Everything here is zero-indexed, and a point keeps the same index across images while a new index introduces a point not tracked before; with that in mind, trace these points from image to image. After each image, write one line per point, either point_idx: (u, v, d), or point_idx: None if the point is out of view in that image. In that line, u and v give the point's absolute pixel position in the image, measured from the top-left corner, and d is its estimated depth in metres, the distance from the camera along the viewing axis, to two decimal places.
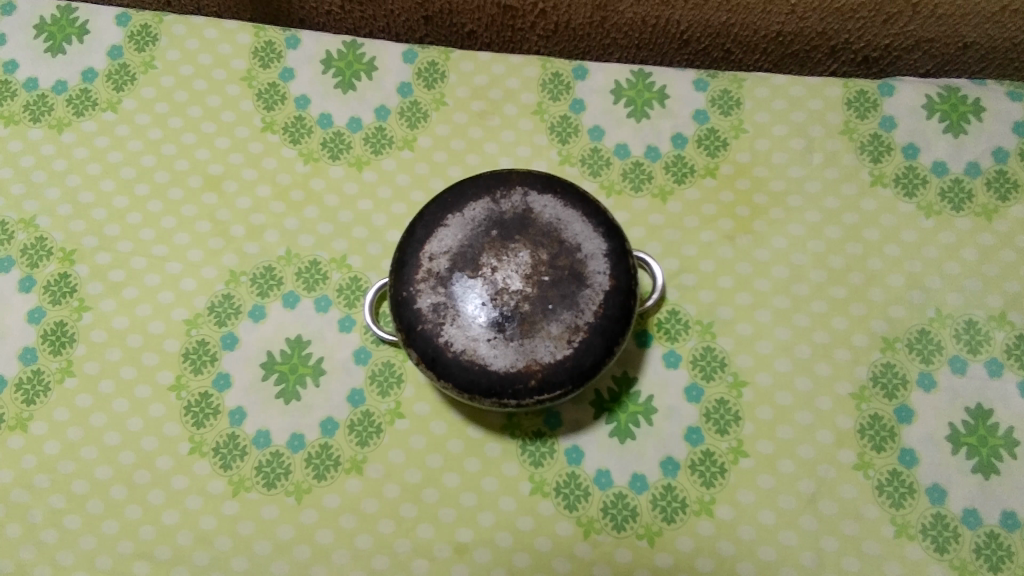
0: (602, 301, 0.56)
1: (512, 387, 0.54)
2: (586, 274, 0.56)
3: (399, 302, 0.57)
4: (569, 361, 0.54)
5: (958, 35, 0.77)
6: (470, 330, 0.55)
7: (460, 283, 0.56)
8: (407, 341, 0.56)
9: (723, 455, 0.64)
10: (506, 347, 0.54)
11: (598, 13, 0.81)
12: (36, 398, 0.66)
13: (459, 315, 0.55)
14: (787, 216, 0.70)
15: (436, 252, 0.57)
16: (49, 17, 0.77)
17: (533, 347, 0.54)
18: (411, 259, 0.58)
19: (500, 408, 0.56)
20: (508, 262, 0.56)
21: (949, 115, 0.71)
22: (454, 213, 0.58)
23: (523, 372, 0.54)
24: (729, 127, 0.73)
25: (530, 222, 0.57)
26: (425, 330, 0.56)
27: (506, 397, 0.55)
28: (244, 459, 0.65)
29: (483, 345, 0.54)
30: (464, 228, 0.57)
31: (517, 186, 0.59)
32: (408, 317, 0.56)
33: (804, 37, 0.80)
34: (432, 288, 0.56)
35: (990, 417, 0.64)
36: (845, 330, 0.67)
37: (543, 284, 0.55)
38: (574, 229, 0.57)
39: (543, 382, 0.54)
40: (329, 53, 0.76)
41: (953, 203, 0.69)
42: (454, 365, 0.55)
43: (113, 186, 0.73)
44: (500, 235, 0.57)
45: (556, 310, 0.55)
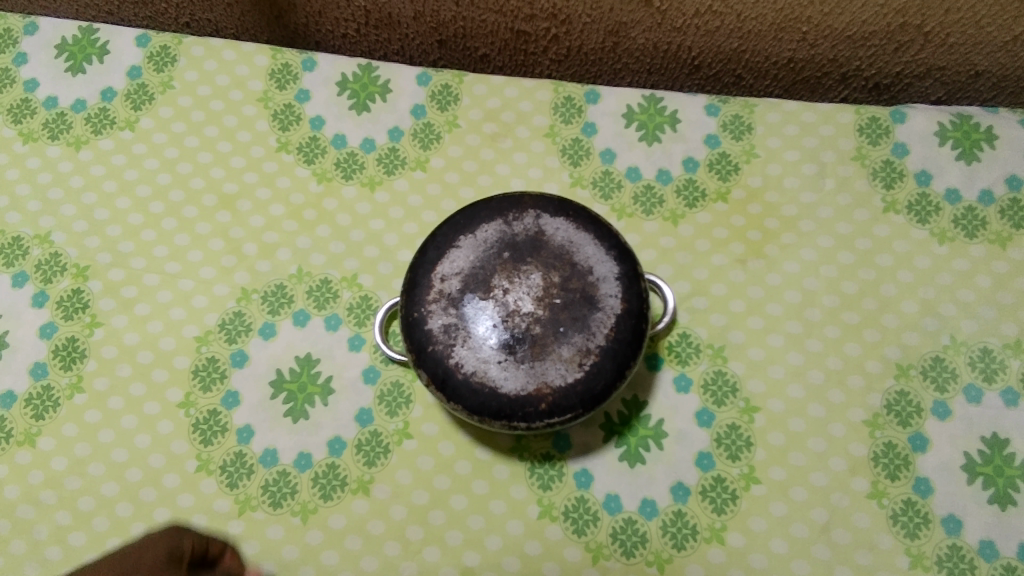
0: (613, 325, 0.55)
1: (523, 409, 0.54)
2: (598, 297, 0.56)
3: (410, 322, 0.57)
4: (581, 384, 0.54)
5: (970, 63, 0.77)
6: (480, 352, 0.54)
7: (471, 304, 0.56)
8: (417, 362, 0.56)
9: (735, 481, 0.63)
10: (517, 369, 0.54)
11: (610, 39, 0.81)
12: (45, 413, 0.66)
13: (470, 337, 0.55)
14: (799, 241, 0.70)
15: (448, 273, 0.57)
16: (71, 37, 0.78)
17: (544, 370, 0.54)
18: (423, 280, 0.58)
19: (509, 431, 0.55)
20: (520, 284, 0.56)
21: (962, 142, 0.71)
22: (466, 235, 0.58)
23: (533, 395, 0.54)
24: (741, 152, 0.73)
25: (542, 244, 0.57)
26: (436, 351, 0.55)
27: (516, 420, 0.54)
28: (251, 478, 0.64)
29: (493, 367, 0.54)
30: (476, 250, 0.57)
31: (530, 208, 0.59)
32: (419, 338, 0.56)
33: (815, 64, 0.80)
34: (444, 309, 0.56)
35: (1007, 447, 0.63)
36: (858, 356, 0.66)
37: (555, 307, 0.55)
38: (586, 252, 0.57)
39: (553, 406, 0.54)
40: (344, 75, 0.77)
41: (967, 230, 0.69)
42: (463, 386, 0.55)
43: (128, 204, 0.74)
44: (511, 257, 0.57)
45: (567, 332, 0.55)
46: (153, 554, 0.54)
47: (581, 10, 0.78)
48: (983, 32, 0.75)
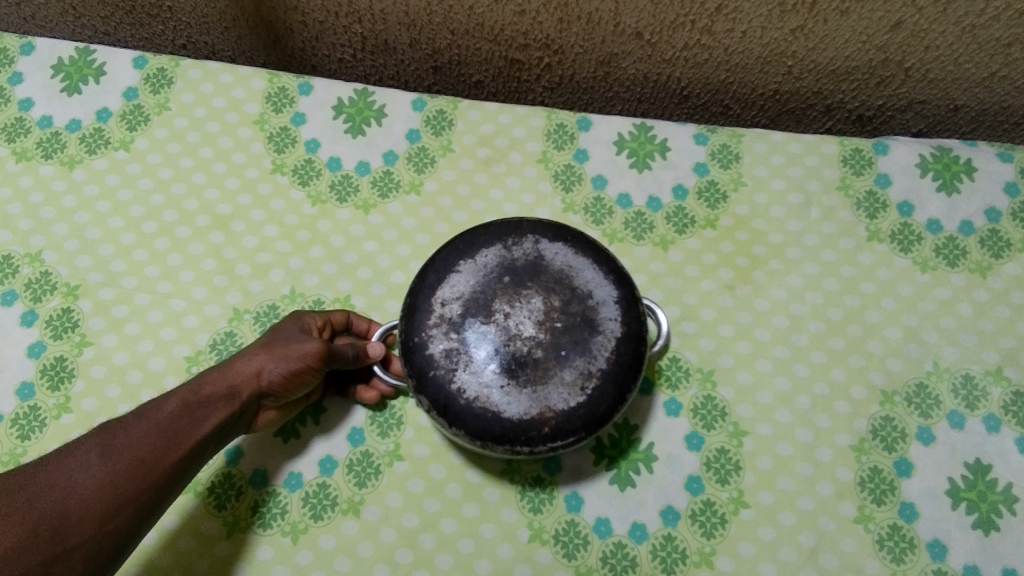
0: (614, 347, 0.56)
1: (526, 434, 0.54)
2: (598, 321, 0.57)
3: (410, 346, 0.57)
4: (584, 407, 0.55)
5: (949, 98, 0.80)
6: (483, 376, 0.55)
7: (472, 328, 0.56)
8: (418, 386, 0.57)
9: (724, 505, 0.64)
10: (519, 394, 0.54)
11: (602, 68, 0.83)
12: (31, 433, 0.66)
13: (471, 361, 0.55)
14: (786, 267, 0.72)
15: (448, 298, 0.58)
16: (67, 58, 0.79)
17: (547, 395, 0.54)
18: (424, 303, 0.58)
19: (511, 455, 0.56)
20: (520, 307, 0.56)
21: (942, 174, 0.73)
22: (465, 260, 0.59)
23: (536, 420, 0.54)
24: (729, 180, 0.75)
25: (542, 268, 0.58)
26: (438, 376, 0.56)
27: (519, 444, 0.55)
28: (239, 499, 0.64)
29: (495, 392, 0.54)
30: (476, 274, 0.58)
31: (528, 234, 0.60)
32: (420, 362, 0.57)
33: (800, 96, 0.83)
34: (444, 334, 0.56)
35: (989, 473, 0.64)
36: (844, 381, 0.68)
37: (556, 331, 0.55)
38: (585, 276, 0.58)
39: (556, 429, 0.54)
40: (340, 100, 0.78)
41: (948, 260, 0.71)
42: (466, 411, 0.55)
43: (121, 224, 0.74)
44: (512, 280, 0.57)
45: (568, 355, 0.55)
46: (286, 328, 0.63)
47: (574, 41, 0.80)
48: (961, 69, 0.77)
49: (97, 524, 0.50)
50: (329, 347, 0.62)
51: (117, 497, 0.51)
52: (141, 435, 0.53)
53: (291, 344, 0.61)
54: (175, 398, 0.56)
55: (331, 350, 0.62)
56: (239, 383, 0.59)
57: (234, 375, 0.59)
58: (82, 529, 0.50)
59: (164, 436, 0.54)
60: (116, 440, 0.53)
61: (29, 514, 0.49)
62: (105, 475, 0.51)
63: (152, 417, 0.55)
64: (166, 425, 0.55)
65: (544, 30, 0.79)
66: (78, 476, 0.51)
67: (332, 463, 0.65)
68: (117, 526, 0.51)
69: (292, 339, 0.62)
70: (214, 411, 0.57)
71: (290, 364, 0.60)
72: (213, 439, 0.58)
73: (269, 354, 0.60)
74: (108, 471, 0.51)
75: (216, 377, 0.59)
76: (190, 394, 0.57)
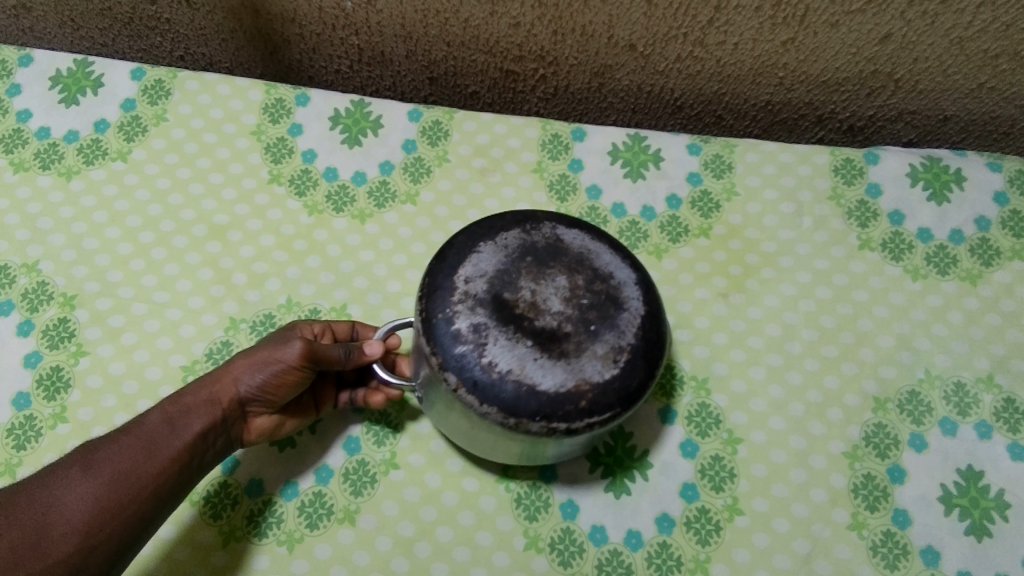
0: (641, 323, 0.53)
1: (563, 408, 0.50)
2: (626, 297, 0.54)
3: (431, 325, 0.52)
4: (619, 381, 0.51)
5: (939, 108, 0.81)
6: (516, 349, 0.50)
7: (500, 304, 0.52)
8: (442, 364, 0.51)
9: (719, 512, 0.64)
10: (555, 366, 0.50)
11: (596, 79, 0.84)
12: (27, 443, 0.66)
13: (502, 334, 0.51)
14: (779, 276, 0.72)
15: (471, 275, 0.53)
16: (65, 70, 0.79)
17: (583, 367, 0.50)
18: (445, 282, 0.54)
19: (545, 435, 0.51)
20: (548, 283, 0.53)
21: (933, 183, 0.74)
22: (485, 241, 0.55)
23: (574, 393, 0.50)
24: (722, 190, 0.76)
25: (563, 248, 0.55)
26: (465, 351, 0.51)
27: (557, 421, 0.50)
28: (235, 509, 0.64)
29: (530, 364, 0.50)
30: (499, 253, 0.54)
31: (545, 220, 0.57)
32: (444, 339, 0.51)
33: (792, 107, 0.84)
34: (470, 309, 0.52)
35: (982, 479, 0.64)
36: (837, 389, 0.68)
37: (583, 306, 0.52)
38: (607, 257, 0.56)
39: (594, 403, 0.50)
40: (337, 111, 0.79)
41: (939, 268, 0.72)
42: (498, 387, 0.50)
43: (118, 234, 0.75)
44: (536, 259, 0.54)
45: (599, 329, 0.52)
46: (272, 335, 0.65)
47: (568, 53, 0.81)
48: (950, 79, 0.78)
49: (78, 538, 0.53)
50: (311, 346, 0.62)
51: (100, 508, 0.54)
52: (121, 449, 0.56)
53: (273, 348, 0.62)
54: (158, 411, 0.59)
55: (314, 349, 0.62)
56: (222, 391, 0.61)
57: (215, 383, 0.61)
58: (69, 540, 0.52)
59: (145, 448, 0.56)
60: (97, 455, 0.56)
61: (14, 531, 0.52)
62: (88, 488, 0.54)
63: (134, 431, 0.57)
64: (147, 438, 0.57)
65: (539, 42, 0.80)
66: (63, 491, 0.54)
67: (329, 472, 0.65)
68: (100, 538, 0.53)
69: (274, 342, 0.63)
70: (197, 419, 0.59)
71: (271, 365, 0.61)
72: (203, 447, 0.59)
73: (250, 359, 0.62)
74: (89, 486, 0.54)
75: (198, 387, 0.61)
76: (172, 406, 0.59)
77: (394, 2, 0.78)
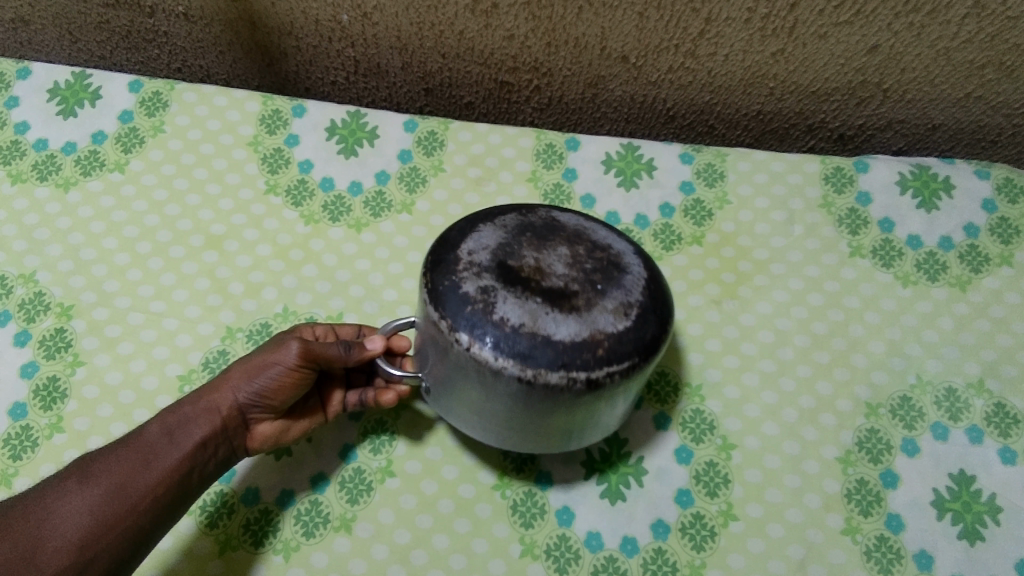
0: (645, 284, 0.54)
1: (581, 357, 0.49)
2: (628, 261, 0.54)
3: (438, 293, 0.52)
4: (633, 332, 0.51)
5: (928, 117, 0.82)
6: (526, 305, 0.50)
7: (506, 269, 0.52)
8: (453, 325, 0.51)
9: (714, 518, 0.64)
10: (568, 317, 0.49)
11: (590, 90, 0.84)
12: (23, 453, 0.66)
13: (511, 293, 0.50)
14: (771, 282, 0.73)
15: (474, 248, 0.54)
16: (64, 82, 0.80)
17: (596, 318, 0.50)
18: (447, 257, 0.54)
19: (565, 388, 0.49)
20: (550, 251, 0.53)
21: (921, 192, 0.75)
22: (484, 223, 0.56)
23: (589, 342, 0.49)
24: (714, 198, 0.77)
25: (560, 225, 0.56)
26: (475, 311, 0.50)
27: (576, 370, 0.49)
28: (232, 518, 0.64)
29: (543, 316, 0.49)
30: (499, 230, 0.55)
31: (540, 207, 0.59)
32: (453, 303, 0.51)
33: (783, 116, 0.84)
34: (477, 275, 0.52)
35: (973, 483, 0.65)
36: (830, 395, 0.69)
37: (588, 269, 0.52)
38: (604, 232, 0.57)
39: (610, 351, 0.49)
40: (333, 122, 0.80)
41: (929, 274, 0.73)
42: (512, 341, 0.49)
43: (116, 244, 0.75)
44: (536, 233, 0.55)
45: (606, 288, 0.51)
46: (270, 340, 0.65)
47: (562, 64, 0.82)
48: (938, 89, 0.79)
49: (74, 551, 0.53)
50: (308, 347, 0.62)
51: (94, 523, 0.54)
52: (118, 460, 0.57)
53: (269, 351, 0.62)
54: (156, 422, 0.59)
55: (311, 349, 0.62)
56: (220, 398, 0.61)
57: (213, 392, 0.61)
58: (61, 556, 0.53)
59: (143, 459, 0.57)
60: (95, 468, 0.56)
61: (8, 545, 0.52)
62: (86, 501, 0.55)
63: (131, 442, 0.58)
64: (144, 448, 0.58)
65: (533, 54, 0.81)
66: (60, 504, 0.54)
67: (325, 480, 0.66)
68: (96, 551, 0.54)
69: (271, 346, 0.63)
70: (196, 427, 0.59)
71: (270, 367, 0.62)
72: (203, 455, 0.59)
73: (246, 365, 0.62)
74: (85, 499, 0.55)
75: (196, 396, 0.61)
76: (170, 415, 0.60)
77: (390, 14, 0.79)
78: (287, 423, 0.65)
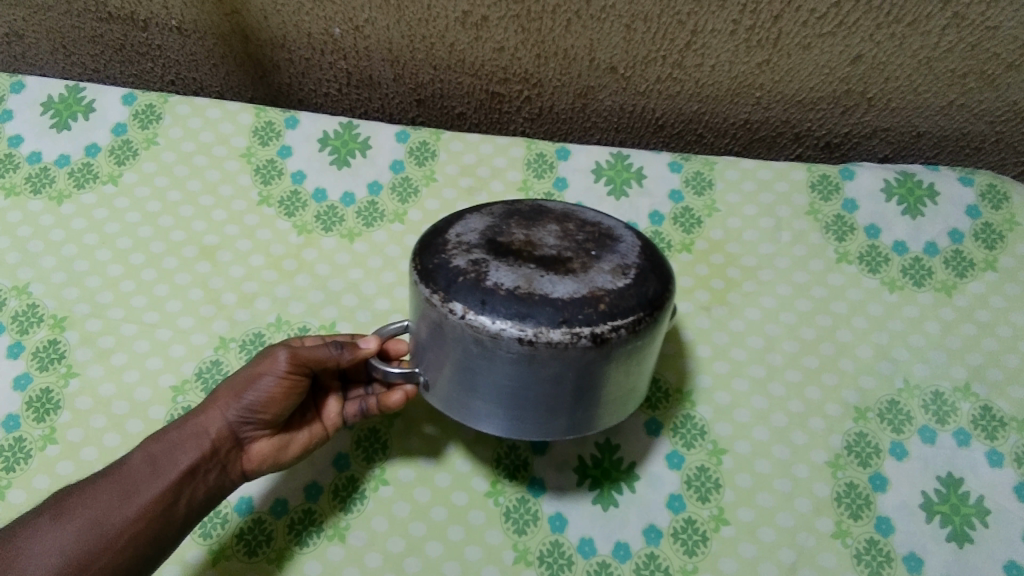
0: (640, 251, 0.54)
1: (583, 312, 0.47)
2: (618, 234, 0.55)
3: (427, 271, 0.51)
4: (633, 289, 0.49)
5: (912, 125, 0.83)
6: (520, 270, 0.49)
7: (496, 246, 0.52)
8: (446, 295, 0.49)
9: (706, 523, 0.65)
10: (564, 279, 0.49)
11: (579, 100, 0.85)
12: (16, 465, 0.66)
13: (502, 262, 0.50)
14: (760, 288, 0.74)
15: (463, 232, 0.54)
16: (57, 95, 0.80)
17: (593, 278, 0.49)
18: (435, 241, 0.54)
19: (570, 345, 0.47)
20: (539, 230, 0.54)
21: (907, 198, 0.76)
22: (471, 213, 0.57)
23: (590, 298, 0.48)
24: (703, 206, 0.77)
25: (546, 210, 0.57)
26: (468, 281, 0.49)
27: (579, 324, 0.47)
28: (225, 527, 0.64)
29: (538, 279, 0.49)
30: (486, 217, 0.56)
31: (527, 200, 0.60)
32: (444, 277, 0.50)
33: (770, 125, 0.85)
34: (466, 251, 0.51)
35: (961, 486, 0.66)
36: (819, 399, 0.69)
37: (579, 241, 0.53)
38: (591, 214, 0.58)
39: (612, 306, 0.48)
40: (326, 133, 0.80)
41: (915, 280, 0.74)
42: (509, 302, 0.48)
43: (109, 255, 0.75)
44: (523, 217, 0.56)
45: (599, 254, 0.52)
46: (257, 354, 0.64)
47: (552, 75, 0.82)
48: (921, 98, 0.80)
49: None
50: (293, 355, 0.61)
51: (73, 559, 0.53)
52: (98, 493, 0.56)
53: (254, 366, 0.62)
54: (138, 451, 0.59)
55: (297, 357, 0.61)
56: (208, 422, 0.61)
57: (200, 414, 0.61)
58: None
59: (125, 489, 0.57)
60: (72, 502, 0.56)
61: None
62: (63, 537, 0.54)
63: (112, 474, 0.57)
64: (126, 478, 0.57)
65: (523, 65, 0.82)
66: (35, 541, 0.53)
67: (319, 489, 0.66)
68: None
69: (256, 360, 0.62)
70: (183, 452, 0.59)
71: (258, 378, 0.61)
72: (193, 481, 0.59)
73: (232, 384, 0.61)
74: (62, 534, 0.54)
75: (183, 420, 0.61)
76: (155, 444, 0.59)
77: (382, 27, 0.80)
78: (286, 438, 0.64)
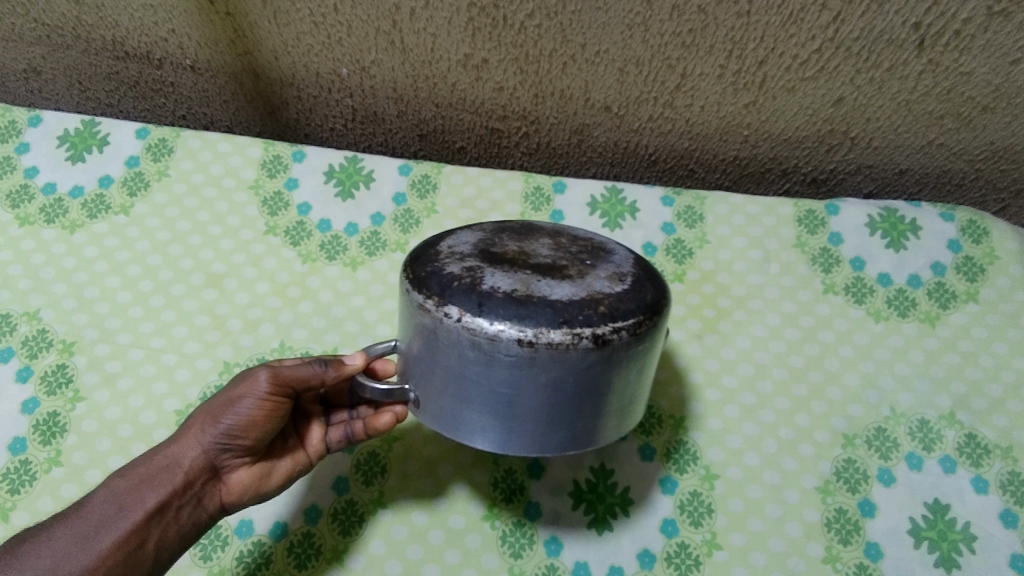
0: (633, 262, 0.57)
1: (582, 313, 0.49)
2: (609, 248, 0.58)
3: (421, 278, 0.53)
4: (631, 293, 0.52)
5: (894, 163, 0.86)
6: (516, 276, 0.52)
7: (489, 256, 0.54)
8: (441, 299, 0.51)
9: (698, 547, 0.67)
10: (560, 284, 0.51)
11: (575, 137, 0.88)
12: (22, 487, 0.68)
13: (496, 269, 0.52)
14: (749, 318, 0.76)
15: (455, 245, 0.56)
16: (73, 129, 0.83)
17: (589, 283, 0.52)
18: (428, 253, 0.56)
19: (571, 346, 0.48)
20: (532, 244, 0.57)
21: (890, 233, 0.79)
22: (464, 229, 0.60)
23: (588, 300, 0.50)
24: (694, 238, 0.80)
25: (536, 227, 0.60)
26: (464, 285, 0.51)
27: (579, 325, 0.49)
28: (226, 549, 0.66)
29: (534, 284, 0.51)
30: (477, 232, 0.59)
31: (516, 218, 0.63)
32: (438, 282, 0.52)
33: (758, 162, 0.88)
34: (460, 260, 0.54)
35: (948, 512, 0.68)
36: (808, 426, 0.71)
37: (573, 252, 0.56)
38: (581, 231, 0.61)
39: (611, 308, 0.50)
40: (331, 166, 0.83)
41: (899, 311, 0.76)
42: (508, 303, 0.49)
43: (118, 283, 0.78)
44: (515, 233, 0.59)
45: (593, 263, 0.55)
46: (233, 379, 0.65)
47: (549, 114, 0.86)
48: (902, 137, 0.84)
49: None
50: (272, 377, 0.61)
51: None
52: (62, 536, 0.56)
53: (230, 392, 0.62)
54: (105, 490, 0.59)
55: (276, 379, 0.61)
56: (182, 451, 0.61)
57: (174, 445, 0.61)
58: None
59: (89, 529, 0.57)
60: (34, 548, 0.56)
61: None
62: None
63: (76, 516, 0.57)
64: (91, 518, 0.57)
65: (521, 103, 0.85)
66: None
67: (317, 513, 0.67)
68: None
69: (232, 384, 0.62)
70: (153, 485, 0.59)
71: (236, 402, 0.61)
72: (164, 516, 0.59)
73: (207, 412, 0.62)
74: None
75: (156, 451, 0.61)
76: (123, 479, 0.59)
77: (387, 68, 0.84)
78: (268, 466, 0.64)
